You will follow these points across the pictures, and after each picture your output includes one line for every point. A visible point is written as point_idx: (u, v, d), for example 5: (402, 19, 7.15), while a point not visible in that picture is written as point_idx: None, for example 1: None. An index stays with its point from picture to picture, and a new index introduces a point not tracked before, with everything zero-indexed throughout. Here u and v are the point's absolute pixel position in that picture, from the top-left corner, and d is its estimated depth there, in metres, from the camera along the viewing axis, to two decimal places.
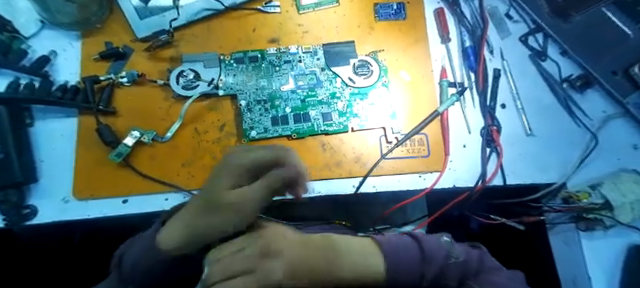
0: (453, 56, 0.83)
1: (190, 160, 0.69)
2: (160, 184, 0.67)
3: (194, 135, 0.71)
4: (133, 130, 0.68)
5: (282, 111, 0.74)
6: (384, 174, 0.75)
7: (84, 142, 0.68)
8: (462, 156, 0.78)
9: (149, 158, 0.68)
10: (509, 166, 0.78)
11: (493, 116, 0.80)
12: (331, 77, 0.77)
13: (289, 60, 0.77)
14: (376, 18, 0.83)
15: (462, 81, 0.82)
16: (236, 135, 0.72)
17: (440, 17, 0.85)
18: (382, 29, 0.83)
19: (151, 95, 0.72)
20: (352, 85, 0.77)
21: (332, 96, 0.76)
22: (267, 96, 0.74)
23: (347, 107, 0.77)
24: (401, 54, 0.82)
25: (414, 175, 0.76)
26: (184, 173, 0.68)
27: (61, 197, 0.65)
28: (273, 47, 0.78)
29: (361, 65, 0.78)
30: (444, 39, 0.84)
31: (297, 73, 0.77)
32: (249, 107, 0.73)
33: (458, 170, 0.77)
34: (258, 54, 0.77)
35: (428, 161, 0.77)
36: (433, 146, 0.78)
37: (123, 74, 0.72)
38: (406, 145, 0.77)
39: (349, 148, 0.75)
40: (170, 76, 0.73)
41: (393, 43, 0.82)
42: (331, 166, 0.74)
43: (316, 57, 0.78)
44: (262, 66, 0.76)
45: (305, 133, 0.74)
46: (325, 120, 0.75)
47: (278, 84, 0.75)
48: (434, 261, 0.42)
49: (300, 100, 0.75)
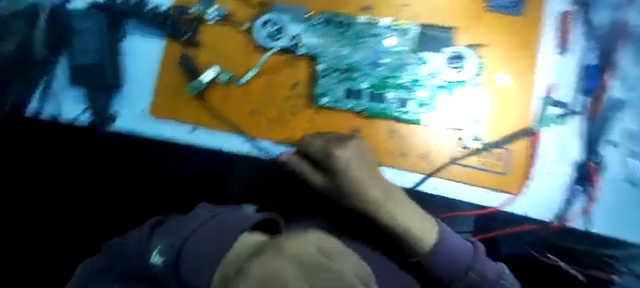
0: (568, 72, 0.71)
1: (260, 110, 0.69)
2: (228, 126, 0.69)
3: (266, 87, 0.70)
4: (213, 68, 0.69)
5: (358, 86, 0.70)
6: (450, 179, 0.69)
7: (168, 67, 0.70)
8: (544, 185, 0.68)
9: (223, 98, 0.69)
10: (599, 213, 0.68)
11: (597, 151, 0.69)
12: (418, 62, 0.70)
13: (378, 33, 0.71)
14: (487, 7, 0.72)
15: (569, 103, 0.70)
16: (306, 98, 0.70)
17: (565, 22, 0.71)
18: (491, 21, 0.71)
19: (233, 37, 0.71)
20: (440, 76, 0.70)
21: (414, 83, 0.70)
22: (346, 67, 0.70)
23: (428, 98, 0.70)
24: (505, 54, 0.71)
25: (482, 190, 0.69)
26: (253, 122, 0.69)
27: (137, 112, 0.68)
28: (364, 15, 0.71)
29: (455, 57, 0.70)
30: (564, 48, 0.71)
31: (383, 49, 0.70)
32: (325, 72, 0.70)
33: (535, 198, 0.68)
34: (345, 20, 0.71)
35: (502, 179, 0.69)
36: (514, 165, 0.69)
37: (210, 12, 0.71)
38: (482, 155, 0.69)
39: (418, 142, 0.69)
40: (255, 23, 0.71)
41: (500, 39, 0.71)
42: (395, 155, 0.69)
43: (408, 36, 0.70)
44: (348, 33, 0.71)
45: (376, 114, 0.69)
46: (401, 106, 0.70)
47: (361, 56, 0.70)
48: (484, 267, 0.54)
49: (379, 79, 0.70)
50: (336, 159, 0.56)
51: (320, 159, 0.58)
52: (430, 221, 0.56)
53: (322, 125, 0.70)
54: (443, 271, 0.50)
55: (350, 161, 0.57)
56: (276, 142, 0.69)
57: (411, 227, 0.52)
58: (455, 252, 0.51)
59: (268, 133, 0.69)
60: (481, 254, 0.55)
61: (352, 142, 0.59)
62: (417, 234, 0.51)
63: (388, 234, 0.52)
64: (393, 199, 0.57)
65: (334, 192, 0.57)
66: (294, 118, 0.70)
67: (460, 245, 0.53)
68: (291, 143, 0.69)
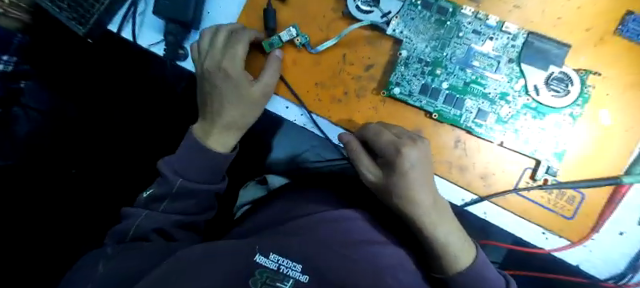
0: None
1: (325, 83, 0.66)
2: (289, 92, 0.66)
3: (340, 62, 0.66)
4: (291, 27, 0.65)
5: (437, 84, 0.64)
6: (506, 208, 0.64)
7: (248, 15, 0.67)
8: (611, 244, 0.62)
9: (292, 62, 0.66)
10: None
11: None
12: (514, 74, 0.62)
13: (479, 31, 0.63)
14: (618, 31, 0.61)
15: None
16: (377, 83, 0.66)
17: None
18: (616, 49, 0.62)
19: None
20: (533, 96, 0.61)
21: (501, 96, 0.62)
22: (431, 60, 0.64)
23: (510, 116, 0.63)
24: (618, 89, 0.61)
25: (537, 229, 0.63)
26: (314, 94, 0.66)
27: None
28: (470, 7, 0.64)
29: (560, 79, 0.61)
30: None
31: (479, 51, 0.63)
32: (407, 61, 0.64)
33: (594, 254, 0.62)
34: (449, 7, 0.64)
35: (565, 224, 0.62)
36: (583, 214, 0.62)
37: None
38: (550, 193, 0.63)
39: (483, 160, 0.64)
40: None
41: (618, 72, 0.61)
42: (453, 166, 0.65)
43: (512, 43, 0.62)
44: (446, 24, 0.64)
45: (447, 119, 0.64)
46: (477, 117, 0.63)
47: (450, 52, 0.63)
48: None
49: (463, 82, 0.63)
50: (402, 158, 0.53)
51: (386, 153, 0.56)
52: (469, 243, 0.58)
53: (384, 115, 0.66)
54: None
55: (414, 167, 0.53)
56: (333, 121, 0.66)
57: (450, 245, 0.55)
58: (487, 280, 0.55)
59: (327, 109, 0.66)
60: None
61: (418, 144, 0.55)
62: (454, 253, 0.55)
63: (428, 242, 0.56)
64: (441, 210, 0.57)
65: (387, 187, 0.56)
66: (358, 101, 0.66)
67: (493, 276, 0.56)
68: (348, 127, 0.66)
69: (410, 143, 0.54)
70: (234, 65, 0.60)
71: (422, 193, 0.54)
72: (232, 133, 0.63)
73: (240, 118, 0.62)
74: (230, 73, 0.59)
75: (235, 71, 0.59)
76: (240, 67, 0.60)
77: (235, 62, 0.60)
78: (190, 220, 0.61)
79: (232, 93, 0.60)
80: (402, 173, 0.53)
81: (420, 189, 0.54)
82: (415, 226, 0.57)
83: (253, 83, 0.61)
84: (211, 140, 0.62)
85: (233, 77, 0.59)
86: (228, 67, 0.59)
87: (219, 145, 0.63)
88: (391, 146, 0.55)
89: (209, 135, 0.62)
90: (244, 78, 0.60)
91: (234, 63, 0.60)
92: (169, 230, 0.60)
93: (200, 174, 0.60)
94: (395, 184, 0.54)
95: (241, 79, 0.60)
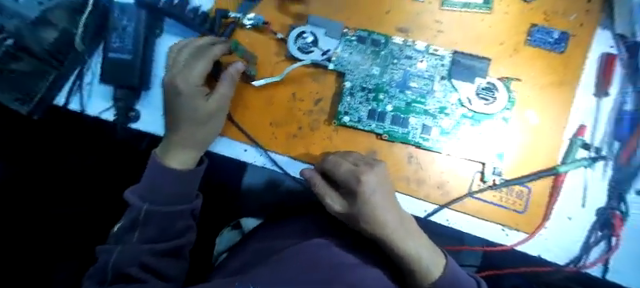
0: (602, 116, 0.68)
1: (278, 122, 0.69)
2: (245, 135, 0.69)
3: (290, 100, 0.70)
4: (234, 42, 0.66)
5: (383, 108, 0.69)
6: (465, 212, 0.68)
7: None
8: (561, 229, 0.67)
9: (244, 107, 0.69)
10: (616, 264, 0.66)
11: (620, 198, 0.67)
12: (448, 89, 0.68)
13: (411, 56, 0.69)
14: (527, 40, 0.69)
15: (599, 147, 0.68)
16: (328, 115, 0.70)
17: (607, 64, 0.68)
18: (530, 56, 0.69)
19: (266, 46, 0.70)
20: (468, 106, 0.68)
21: (440, 110, 0.68)
22: (373, 87, 0.69)
23: (452, 127, 0.68)
24: (538, 90, 0.69)
25: (497, 227, 0.67)
26: (270, 133, 0.69)
27: (160, 113, 0.69)
28: (399, 36, 0.70)
29: (487, 89, 0.68)
30: (600, 92, 0.69)
31: (414, 73, 0.69)
32: (351, 91, 0.69)
33: (549, 240, 0.67)
34: (382, 39, 0.70)
35: (520, 218, 0.67)
36: (532, 205, 0.68)
37: (249, 17, 0.69)
38: (501, 191, 0.68)
39: (437, 171, 0.69)
40: (289, 34, 0.69)
41: (535, 75, 0.69)
42: (410, 181, 0.68)
43: (442, 62, 0.69)
44: (381, 53, 0.69)
45: (397, 138, 0.69)
46: (424, 133, 0.68)
47: (389, 78, 0.69)
48: None
49: (405, 103, 0.69)
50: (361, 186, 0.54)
51: (345, 183, 0.57)
52: (436, 251, 0.59)
53: (339, 143, 0.70)
54: None
55: (374, 193, 0.54)
56: (292, 156, 0.69)
57: (423, 259, 0.55)
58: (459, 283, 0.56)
59: (285, 146, 0.69)
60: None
61: (374, 168, 0.57)
62: (427, 265, 0.55)
63: (398, 260, 0.56)
64: (406, 226, 0.58)
65: (352, 215, 0.56)
66: (314, 134, 0.70)
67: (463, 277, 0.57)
68: (308, 159, 0.70)
69: (366, 169, 0.56)
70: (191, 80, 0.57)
71: (386, 214, 0.55)
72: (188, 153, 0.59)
73: (195, 136, 0.60)
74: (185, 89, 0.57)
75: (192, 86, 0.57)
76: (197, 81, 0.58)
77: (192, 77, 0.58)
78: (172, 247, 0.55)
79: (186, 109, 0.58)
80: (364, 200, 0.54)
81: (384, 212, 0.54)
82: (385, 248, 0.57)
83: (208, 100, 0.59)
84: (169, 157, 0.59)
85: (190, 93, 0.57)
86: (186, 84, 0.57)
87: (178, 162, 0.59)
88: (351, 176, 0.56)
89: (167, 155, 0.59)
90: (199, 94, 0.58)
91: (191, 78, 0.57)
92: (148, 262, 0.53)
93: (172, 195, 0.55)
94: (360, 211, 0.54)
95: (194, 95, 0.58)
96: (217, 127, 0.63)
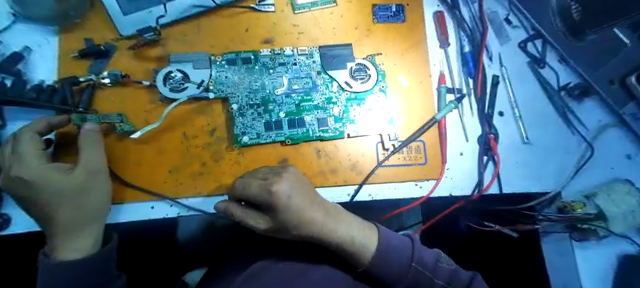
0: (452, 62, 0.81)
1: (178, 167, 0.66)
2: (146, 194, 0.64)
3: (183, 140, 0.68)
4: (116, 114, 0.65)
5: (276, 116, 0.71)
6: (381, 181, 0.72)
7: (62, 147, 0.64)
8: (458, 164, 0.75)
9: (136, 164, 0.65)
10: (505, 176, 0.76)
11: (490, 123, 0.77)
12: (327, 81, 0.74)
13: (284, 62, 0.74)
14: (375, 20, 0.81)
15: (460, 88, 0.80)
16: (227, 141, 0.69)
17: (439, 20, 0.82)
18: (381, 31, 0.80)
19: (136, 97, 0.69)
20: (349, 90, 0.74)
21: (327, 101, 0.73)
22: (260, 100, 0.71)
23: (343, 112, 0.74)
24: (400, 58, 0.79)
25: (411, 183, 0.74)
26: (173, 181, 0.65)
27: None
28: (267, 48, 0.75)
29: (359, 69, 0.75)
30: (443, 43, 0.82)
31: (293, 76, 0.73)
32: (241, 111, 0.70)
33: (453, 177, 0.75)
34: (251, 55, 0.73)
35: (425, 169, 0.74)
36: (431, 155, 0.75)
37: (105, 75, 0.68)
38: (402, 152, 0.75)
39: (345, 155, 0.73)
40: (156, 77, 0.69)
41: (392, 46, 0.80)
42: (326, 173, 0.71)
43: (312, 59, 0.75)
44: (255, 68, 0.73)
45: (299, 139, 0.71)
46: (321, 125, 0.72)
47: (272, 87, 0.72)
48: (425, 256, 0.58)
49: (294, 105, 0.72)
50: (276, 195, 0.52)
51: (261, 200, 0.54)
52: (368, 226, 0.62)
53: (248, 164, 0.69)
54: (383, 275, 0.55)
55: (291, 197, 0.53)
56: (204, 195, 0.66)
57: (355, 238, 0.57)
58: (393, 249, 0.57)
59: (193, 188, 0.66)
60: (419, 243, 0.60)
61: (284, 175, 0.56)
62: (360, 242, 0.57)
63: (335, 250, 0.57)
64: (334, 216, 0.58)
65: (278, 225, 0.54)
66: (219, 165, 0.68)
67: (397, 243, 0.58)
68: (221, 191, 0.66)
69: (277, 179, 0.55)
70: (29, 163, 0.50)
71: (310, 211, 0.54)
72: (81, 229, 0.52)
73: (77, 212, 0.52)
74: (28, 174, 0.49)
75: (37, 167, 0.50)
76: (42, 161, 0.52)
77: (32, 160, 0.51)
78: None
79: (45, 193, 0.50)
80: (284, 206, 0.52)
81: (307, 210, 0.54)
82: (321, 243, 0.56)
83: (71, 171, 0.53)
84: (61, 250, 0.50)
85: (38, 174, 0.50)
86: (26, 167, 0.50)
87: (73, 250, 0.50)
88: (262, 192, 0.54)
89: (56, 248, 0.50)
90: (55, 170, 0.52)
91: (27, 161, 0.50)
92: None
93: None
94: (285, 219, 0.52)
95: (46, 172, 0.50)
96: (103, 193, 0.56)
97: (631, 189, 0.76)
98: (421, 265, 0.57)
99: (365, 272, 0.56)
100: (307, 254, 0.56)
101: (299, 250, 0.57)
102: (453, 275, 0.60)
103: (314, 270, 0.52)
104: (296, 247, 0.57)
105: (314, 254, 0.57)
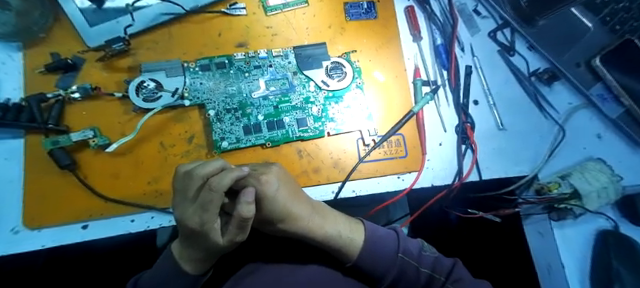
0: (425, 54, 0.83)
1: (157, 176, 0.65)
2: (123, 206, 0.62)
3: (160, 150, 0.67)
4: (87, 129, 0.64)
5: (255, 119, 0.70)
6: (364, 177, 0.73)
7: (33, 164, 0.63)
8: (438, 155, 0.77)
9: (112, 177, 0.64)
10: (484, 162, 0.77)
11: (466, 113, 0.79)
12: (304, 81, 0.74)
13: (259, 65, 0.74)
14: (347, 18, 0.81)
15: (434, 80, 0.81)
16: (207, 147, 0.68)
17: (410, 15, 0.84)
18: (355, 27, 0.81)
19: (108, 109, 0.68)
20: (326, 88, 0.75)
21: (306, 101, 0.73)
22: (238, 104, 0.71)
23: (321, 111, 0.74)
24: (375, 55, 0.80)
25: (394, 177, 0.74)
26: (152, 192, 0.64)
27: (8, 228, 0.59)
28: (241, 52, 0.75)
29: (335, 68, 0.76)
30: (416, 37, 0.83)
31: (269, 78, 0.73)
32: (219, 117, 0.69)
33: (435, 168, 0.76)
34: (225, 60, 0.73)
35: (406, 162, 0.75)
36: (411, 147, 0.76)
37: (74, 89, 0.66)
38: (383, 146, 0.75)
39: (327, 153, 0.73)
40: (128, 88, 0.68)
41: (366, 42, 0.81)
42: (309, 173, 0.71)
43: (287, 60, 0.75)
44: (230, 72, 0.72)
45: (280, 140, 0.71)
46: (300, 125, 0.72)
47: (249, 90, 0.72)
48: (410, 245, 0.59)
49: (273, 107, 0.72)
50: (266, 185, 0.49)
51: None
52: (355, 221, 0.62)
53: None
54: (371, 268, 0.56)
55: (278, 191, 0.51)
56: None
57: (343, 233, 0.57)
58: (378, 241, 0.58)
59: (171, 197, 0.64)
60: (402, 234, 0.61)
61: (272, 168, 0.54)
62: (348, 236, 0.57)
63: (322, 248, 0.57)
64: (321, 213, 0.59)
65: (264, 219, 0.52)
66: None
67: (383, 234, 0.60)
68: None
69: (265, 171, 0.53)
70: (207, 211, 0.42)
71: (295, 207, 0.53)
72: (190, 269, 0.48)
73: None
74: (192, 231, 0.44)
75: (201, 217, 0.43)
76: (207, 198, 0.41)
77: (218, 200, 0.41)
78: None
79: (205, 247, 0.45)
80: (270, 200, 0.50)
81: (293, 205, 0.53)
82: (307, 238, 0.56)
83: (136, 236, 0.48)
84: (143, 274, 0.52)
85: (205, 229, 0.44)
86: (207, 221, 0.43)
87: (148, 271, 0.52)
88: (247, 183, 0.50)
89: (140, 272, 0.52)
90: None
91: (206, 219, 0.43)
92: None
93: None
94: (271, 212, 0.51)
95: None
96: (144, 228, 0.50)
97: (603, 167, 0.77)
98: (407, 256, 0.58)
99: (353, 266, 0.56)
100: (294, 254, 0.55)
101: (285, 250, 0.56)
102: (436, 263, 0.60)
103: (296, 271, 0.51)
104: (282, 247, 0.57)
105: (301, 253, 0.56)
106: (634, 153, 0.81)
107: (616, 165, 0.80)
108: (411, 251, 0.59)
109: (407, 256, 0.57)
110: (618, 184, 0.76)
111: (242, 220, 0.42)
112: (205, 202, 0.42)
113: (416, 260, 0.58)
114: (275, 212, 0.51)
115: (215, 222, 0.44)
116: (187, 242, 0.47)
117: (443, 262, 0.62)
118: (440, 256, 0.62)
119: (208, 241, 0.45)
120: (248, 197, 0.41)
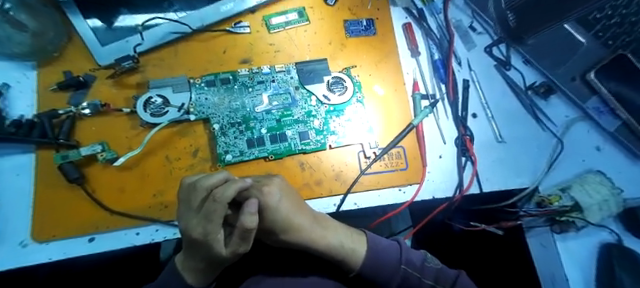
0: (423, 68, 0.85)
1: (162, 189, 0.66)
2: (129, 219, 0.64)
3: (166, 163, 0.68)
4: (95, 144, 0.66)
5: (258, 133, 0.72)
6: (365, 189, 0.74)
7: (43, 178, 0.64)
8: (438, 167, 0.78)
9: (118, 190, 0.65)
10: (484, 174, 0.78)
11: (465, 125, 0.81)
12: (305, 96, 0.76)
13: (262, 80, 0.77)
14: (347, 34, 0.84)
15: (433, 93, 0.83)
16: (211, 161, 0.70)
17: (408, 31, 0.87)
18: (355, 44, 0.84)
19: (116, 124, 0.70)
20: (327, 102, 0.77)
21: (308, 115, 0.75)
22: (241, 118, 0.73)
23: (323, 124, 0.76)
24: (374, 70, 0.83)
25: (395, 189, 0.75)
26: (156, 205, 0.65)
27: (17, 241, 0.60)
28: (245, 68, 0.78)
29: (335, 82, 0.78)
30: (414, 52, 0.86)
31: (272, 93, 0.76)
32: (223, 131, 0.71)
33: (435, 180, 0.77)
34: (230, 76, 0.76)
35: (407, 174, 0.76)
36: (411, 160, 0.77)
37: (85, 105, 0.68)
38: (384, 159, 0.76)
39: (329, 166, 0.74)
40: (136, 103, 0.71)
41: (366, 58, 0.83)
42: (312, 185, 0.72)
43: (290, 75, 0.78)
44: (235, 87, 0.75)
45: (282, 153, 0.72)
46: (302, 139, 0.74)
47: (252, 105, 0.74)
48: (413, 257, 0.59)
49: (275, 121, 0.74)
50: (268, 196, 0.51)
51: None
52: (357, 233, 0.62)
53: None
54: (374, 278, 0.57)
55: (280, 202, 0.53)
56: None
57: (345, 243, 0.58)
58: (381, 252, 0.58)
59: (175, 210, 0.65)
60: (405, 245, 0.61)
61: (274, 180, 0.55)
62: (350, 247, 0.58)
63: (325, 260, 0.58)
64: (323, 225, 0.59)
65: (267, 231, 0.53)
66: None
67: (386, 245, 0.59)
68: None
69: (267, 182, 0.54)
70: (211, 221, 0.43)
71: (297, 218, 0.54)
72: (193, 280, 0.49)
73: None
74: (196, 242, 0.45)
75: (205, 228, 0.44)
76: (210, 209, 0.43)
77: (221, 210, 0.42)
78: None
79: (209, 258, 0.46)
80: (273, 210, 0.52)
81: (295, 215, 0.54)
82: (309, 250, 0.56)
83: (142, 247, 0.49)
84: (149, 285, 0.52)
85: (208, 240, 0.45)
86: (210, 231, 0.44)
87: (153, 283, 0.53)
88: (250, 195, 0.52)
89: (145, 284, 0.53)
90: None
91: (210, 230, 0.44)
92: None
93: None
94: (274, 223, 0.52)
95: None
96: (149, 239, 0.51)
97: (603, 179, 0.78)
98: (410, 267, 0.58)
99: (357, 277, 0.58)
100: (297, 265, 0.56)
101: (289, 262, 0.56)
102: (440, 274, 0.61)
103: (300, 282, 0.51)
104: (286, 259, 0.57)
105: (305, 265, 0.57)
106: (633, 164, 0.82)
107: (616, 177, 0.81)
108: (414, 262, 0.59)
109: (410, 268, 0.58)
110: (619, 197, 0.76)
111: (246, 230, 0.43)
112: (209, 213, 0.43)
113: (418, 271, 0.59)
114: (278, 223, 0.52)
115: (219, 232, 0.45)
116: (191, 253, 0.48)
117: (447, 273, 0.62)
118: (443, 268, 0.62)
119: (211, 252, 0.45)
120: (251, 207, 0.42)
